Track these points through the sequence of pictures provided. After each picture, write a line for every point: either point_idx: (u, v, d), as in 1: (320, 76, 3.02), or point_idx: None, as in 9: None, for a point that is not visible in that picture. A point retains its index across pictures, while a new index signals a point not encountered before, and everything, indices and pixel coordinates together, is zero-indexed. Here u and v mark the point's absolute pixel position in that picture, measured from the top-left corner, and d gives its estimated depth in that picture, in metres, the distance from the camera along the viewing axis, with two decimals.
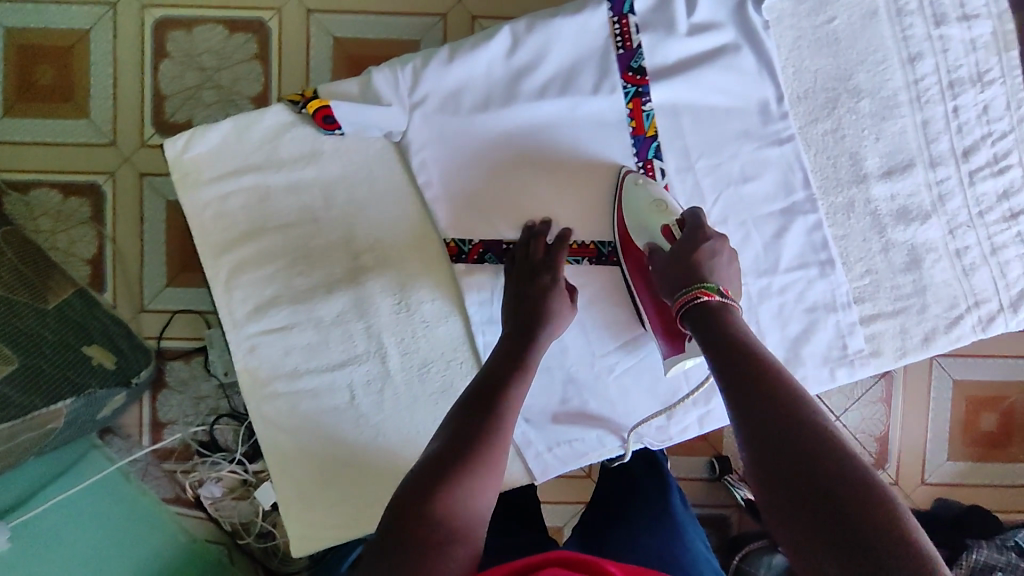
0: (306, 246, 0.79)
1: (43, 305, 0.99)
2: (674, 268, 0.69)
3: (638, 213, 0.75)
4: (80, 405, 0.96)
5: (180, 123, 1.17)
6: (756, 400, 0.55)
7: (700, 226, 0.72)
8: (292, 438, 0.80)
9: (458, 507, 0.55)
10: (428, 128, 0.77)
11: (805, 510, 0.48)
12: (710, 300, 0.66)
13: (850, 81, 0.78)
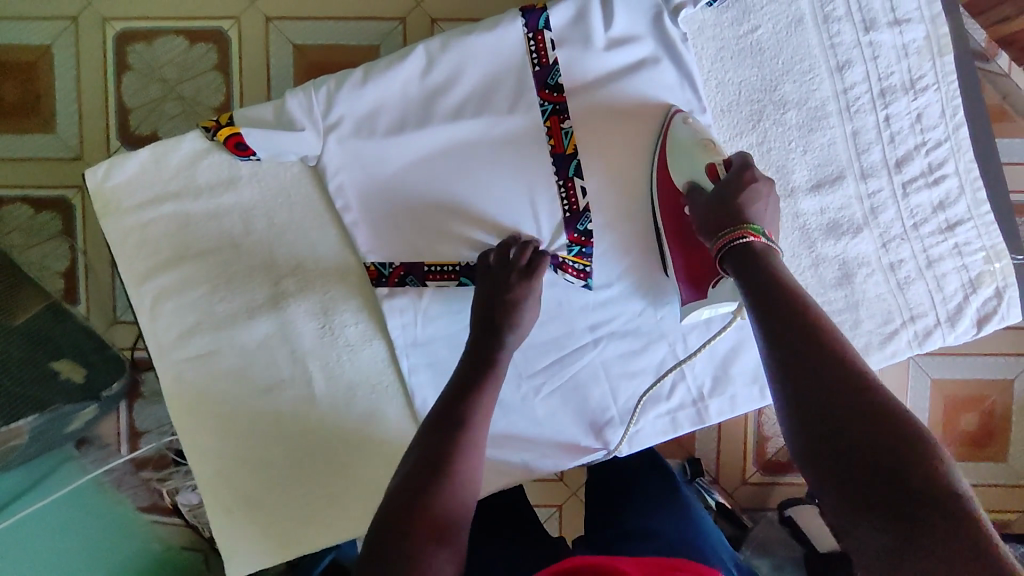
0: (225, 272, 0.79)
1: (10, 322, 0.98)
2: (718, 207, 0.66)
3: (684, 152, 0.72)
4: (45, 421, 0.95)
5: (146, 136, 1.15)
6: (790, 348, 0.53)
7: (748, 168, 0.68)
8: (220, 462, 0.80)
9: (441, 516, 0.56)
10: (344, 151, 0.76)
11: (838, 461, 0.47)
12: (756, 242, 0.62)
13: (775, 92, 0.76)
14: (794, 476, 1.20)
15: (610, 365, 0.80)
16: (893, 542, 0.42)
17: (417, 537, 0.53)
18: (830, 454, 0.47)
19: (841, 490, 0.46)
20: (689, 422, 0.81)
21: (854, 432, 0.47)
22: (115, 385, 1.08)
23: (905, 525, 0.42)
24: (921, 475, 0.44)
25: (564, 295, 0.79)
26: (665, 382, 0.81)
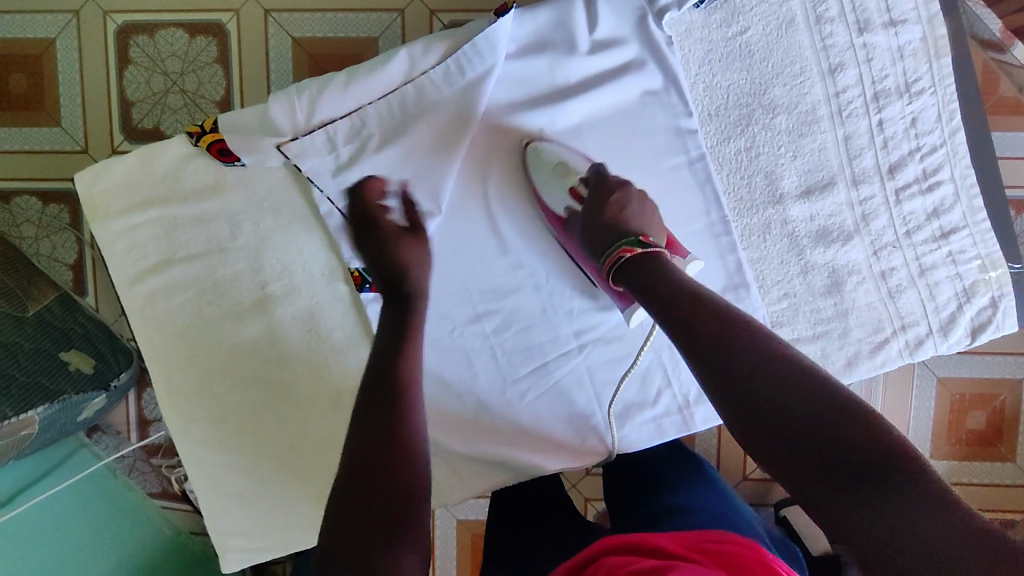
0: (212, 277, 0.79)
1: (23, 313, 1.04)
2: (598, 224, 0.69)
3: (547, 182, 0.74)
4: (55, 411, 1.00)
5: (148, 130, 1.16)
6: (715, 352, 0.57)
7: (604, 180, 0.71)
8: (209, 463, 0.80)
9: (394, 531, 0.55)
10: (327, 157, 0.75)
11: (790, 447, 0.52)
12: (633, 255, 0.65)
13: (765, 96, 0.75)
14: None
15: (595, 371, 0.80)
16: (858, 501, 0.48)
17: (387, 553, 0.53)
18: (779, 443, 0.52)
19: (800, 471, 0.51)
20: (675, 429, 0.80)
21: (793, 417, 0.52)
22: (122, 375, 1.15)
23: (865, 483, 0.49)
24: (859, 434, 0.51)
25: (548, 302, 0.79)
26: (651, 388, 0.80)
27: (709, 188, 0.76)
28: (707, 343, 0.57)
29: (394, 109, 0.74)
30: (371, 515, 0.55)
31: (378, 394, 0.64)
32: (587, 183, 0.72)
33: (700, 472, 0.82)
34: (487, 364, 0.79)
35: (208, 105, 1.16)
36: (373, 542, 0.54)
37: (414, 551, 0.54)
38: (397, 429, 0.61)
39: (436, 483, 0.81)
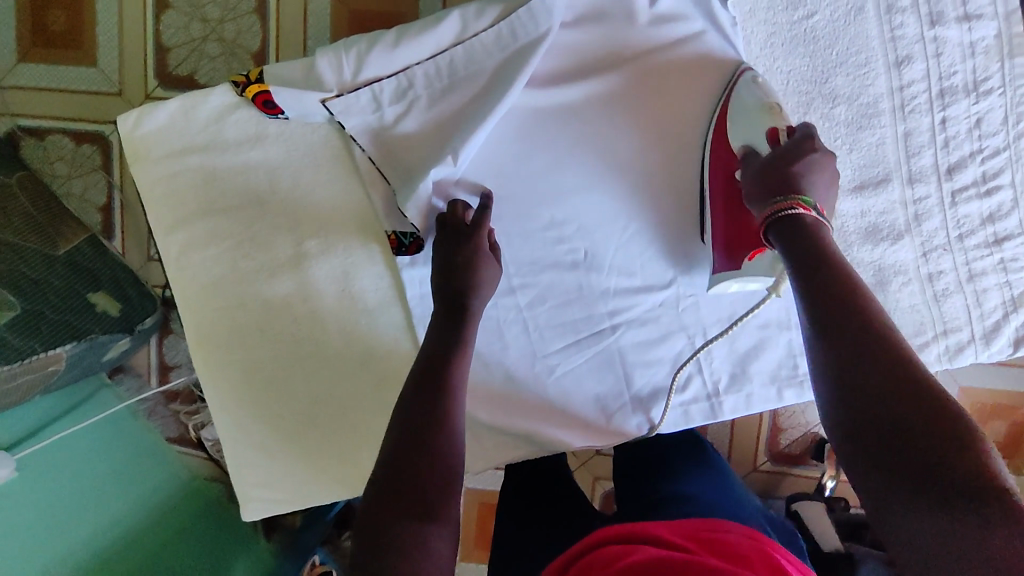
0: (250, 230, 0.79)
1: (54, 251, 1.06)
2: (778, 171, 0.61)
3: (742, 113, 0.68)
4: (82, 349, 1.03)
5: (184, 77, 1.16)
6: (842, 340, 0.54)
7: (810, 136, 0.62)
8: (234, 413, 0.81)
9: (417, 521, 0.56)
10: (371, 116, 0.74)
11: (880, 441, 0.50)
12: (806, 214, 0.59)
13: (826, 85, 0.73)
14: (806, 469, 1.19)
15: (626, 353, 0.79)
16: (928, 512, 0.47)
17: (407, 529, 0.56)
18: (876, 437, 0.51)
19: (884, 465, 0.50)
20: (701, 416, 0.80)
21: (902, 417, 0.50)
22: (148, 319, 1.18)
23: (943, 498, 0.47)
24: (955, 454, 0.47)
25: (585, 279, 0.78)
26: (681, 374, 0.80)
27: None
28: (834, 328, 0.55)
29: (442, 70, 0.73)
30: (406, 486, 0.58)
31: (425, 378, 0.65)
32: (790, 132, 0.63)
33: (707, 457, 0.85)
34: (518, 335, 0.79)
35: (245, 56, 1.14)
36: (403, 514, 0.57)
37: (440, 537, 0.56)
38: (450, 419, 0.63)
39: None
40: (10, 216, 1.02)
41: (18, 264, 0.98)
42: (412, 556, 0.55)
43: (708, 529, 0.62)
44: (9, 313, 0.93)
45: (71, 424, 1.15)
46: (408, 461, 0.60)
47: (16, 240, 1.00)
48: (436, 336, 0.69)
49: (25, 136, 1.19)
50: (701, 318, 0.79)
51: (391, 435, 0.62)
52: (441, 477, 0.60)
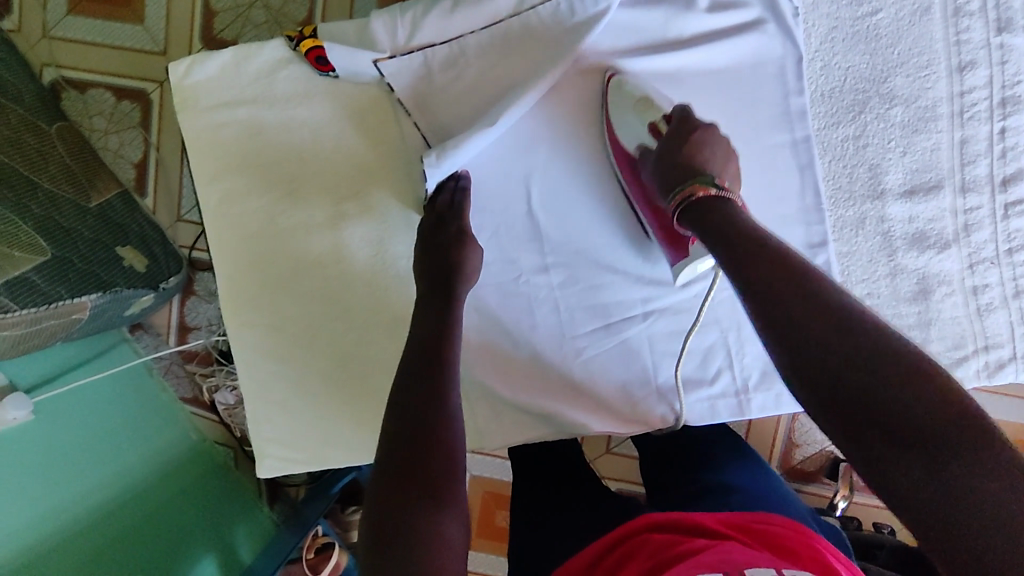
0: (289, 188, 0.79)
1: (87, 204, 1.09)
2: (678, 158, 0.65)
3: (621, 116, 0.71)
4: (107, 302, 1.03)
5: (230, 40, 1.24)
6: (782, 315, 0.54)
7: (690, 119, 0.67)
8: (259, 366, 0.81)
9: (427, 515, 0.54)
10: (420, 80, 0.74)
11: (848, 401, 0.49)
12: (704, 194, 0.63)
13: (884, 84, 0.71)
14: (817, 487, 1.18)
15: (655, 342, 0.78)
16: (919, 469, 0.45)
17: (417, 518, 0.53)
18: (846, 398, 0.49)
19: (861, 429, 0.48)
20: (728, 412, 0.78)
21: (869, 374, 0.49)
22: (171, 279, 1.21)
23: (924, 447, 0.46)
24: (929, 400, 0.47)
25: (619, 264, 0.78)
26: (710, 367, 0.79)
27: (808, 172, 0.72)
28: (767, 295, 0.55)
29: (497, 41, 0.73)
30: (411, 475, 0.55)
31: (424, 359, 0.64)
32: (670, 121, 0.68)
33: (740, 444, 0.83)
34: (548, 314, 0.78)
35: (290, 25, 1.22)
36: (410, 506, 0.54)
37: (455, 524, 0.54)
38: (445, 402, 0.60)
39: (477, 426, 0.80)
40: (47, 166, 1.05)
41: (51, 213, 1.00)
42: (425, 545, 0.52)
43: (750, 514, 0.63)
44: (38, 257, 0.93)
45: (93, 370, 1.16)
46: (407, 451, 0.57)
47: (52, 188, 1.03)
48: (426, 320, 0.68)
49: (68, 88, 1.25)
50: (735, 312, 0.78)
51: (390, 425, 0.60)
52: (448, 464, 0.57)
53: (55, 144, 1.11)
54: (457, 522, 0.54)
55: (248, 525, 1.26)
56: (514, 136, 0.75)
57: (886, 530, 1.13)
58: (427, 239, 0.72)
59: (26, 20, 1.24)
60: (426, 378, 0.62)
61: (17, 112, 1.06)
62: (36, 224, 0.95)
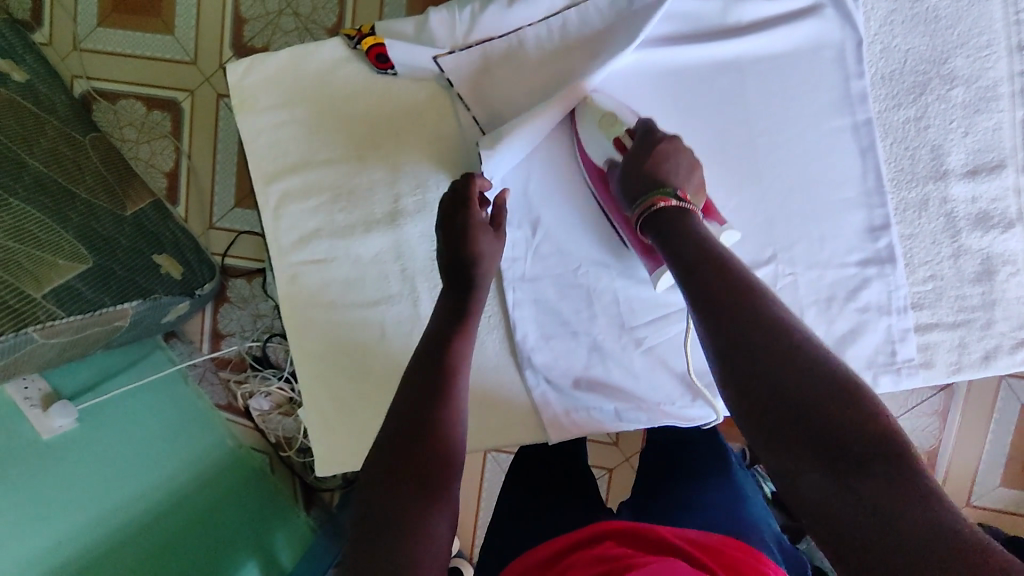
0: (348, 184, 0.79)
1: (123, 213, 1.10)
2: (637, 177, 0.66)
3: (593, 131, 0.72)
4: (146, 308, 1.03)
5: (259, 47, 1.23)
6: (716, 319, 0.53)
7: (653, 132, 0.68)
8: (319, 364, 0.81)
9: (413, 511, 0.52)
10: (478, 75, 0.74)
11: (782, 417, 0.47)
12: (666, 205, 0.62)
13: (945, 65, 0.72)
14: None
15: None
16: (841, 485, 0.44)
17: (408, 509, 0.52)
18: (778, 415, 0.48)
19: (786, 443, 0.47)
20: None
21: (803, 391, 0.47)
22: (206, 286, 1.20)
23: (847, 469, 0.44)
24: (857, 422, 0.45)
25: None
26: None
27: (870, 155, 0.72)
28: (713, 313, 0.53)
29: (555, 32, 0.73)
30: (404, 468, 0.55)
31: (440, 348, 0.62)
32: (633, 135, 0.69)
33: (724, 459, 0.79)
34: (609, 305, 0.79)
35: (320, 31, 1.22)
36: (402, 499, 0.53)
37: (444, 520, 0.53)
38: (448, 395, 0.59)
39: (541, 417, 0.81)
40: (84, 176, 1.07)
41: (91, 221, 1.01)
42: (413, 535, 0.51)
43: (728, 542, 0.61)
44: (82, 265, 0.94)
45: (131, 377, 1.16)
46: (403, 444, 0.56)
47: (88, 197, 1.04)
48: (443, 314, 0.66)
49: (100, 99, 1.27)
50: (798, 299, 0.74)
51: (391, 415, 0.58)
52: (443, 457, 0.56)
53: (89, 153, 1.13)
54: (446, 518, 0.53)
55: (287, 532, 1.21)
56: (575, 129, 0.76)
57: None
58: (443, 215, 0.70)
59: (57, 32, 1.26)
60: (431, 370, 0.61)
61: (54, 124, 1.08)
62: (78, 232, 0.97)
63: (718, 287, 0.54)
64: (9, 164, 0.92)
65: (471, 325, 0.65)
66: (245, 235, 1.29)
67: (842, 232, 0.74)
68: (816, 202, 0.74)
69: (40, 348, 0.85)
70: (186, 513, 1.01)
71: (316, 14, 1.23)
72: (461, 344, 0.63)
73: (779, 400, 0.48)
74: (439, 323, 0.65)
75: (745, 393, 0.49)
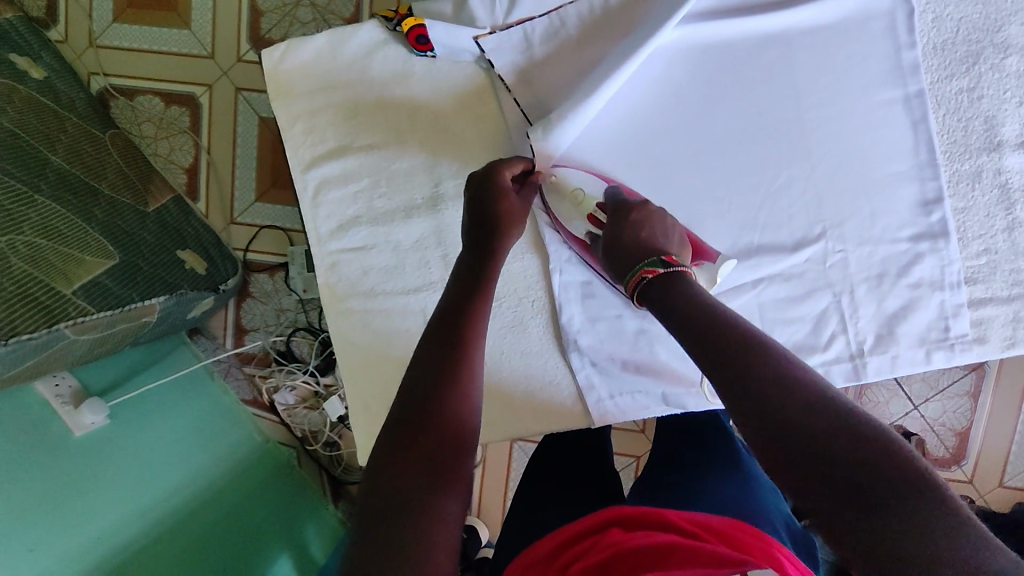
0: (388, 169, 0.79)
1: (145, 209, 1.09)
2: (622, 247, 0.66)
3: (563, 212, 0.74)
4: (172, 304, 1.02)
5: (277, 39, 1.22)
6: (723, 366, 0.50)
7: (622, 205, 0.69)
8: (361, 354, 0.80)
9: (422, 490, 0.50)
10: (520, 55, 0.74)
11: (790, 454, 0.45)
12: (654, 277, 0.62)
13: (998, 34, 0.72)
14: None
15: (765, 309, 0.75)
16: (863, 523, 0.41)
17: (420, 488, 0.51)
18: (790, 451, 0.45)
19: (823, 499, 0.43)
20: (844, 377, 0.74)
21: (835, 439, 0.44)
22: (230, 282, 1.19)
23: (893, 525, 0.41)
24: (894, 465, 0.42)
25: (730, 234, 0.74)
26: (824, 331, 0.74)
27: (922, 126, 0.72)
28: (720, 361, 0.51)
29: (596, 12, 0.73)
30: (415, 444, 0.53)
31: (462, 328, 0.61)
32: (605, 211, 0.71)
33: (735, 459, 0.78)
34: None
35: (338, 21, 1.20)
36: (416, 476, 0.51)
37: (457, 502, 0.51)
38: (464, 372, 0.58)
39: (588, 403, 0.80)
40: (105, 173, 1.06)
41: (114, 217, 1.00)
42: (422, 519, 0.49)
43: (736, 525, 0.61)
44: (108, 261, 0.93)
45: (155, 376, 1.13)
46: (416, 420, 0.55)
47: (111, 194, 1.04)
48: (453, 294, 0.65)
49: (118, 96, 1.26)
50: (849, 275, 0.74)
51: (402, 394, 0.57)
52: (456, 437, 0.54)
53: (111, 150, 1.12)
54: (459, 499, 0.51)
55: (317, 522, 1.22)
56: (625, 108, 0.74)
57: (966, 502, 1.11)
58: (471, 216, 0.70)
59: (72, 30, 1.25)
60: (441, 347, 0.60)
61: (74, 121, 1.07)
62: (103, 230, 0.96)
63: (725, 332, 0.52)
64: (32, 160, 0.91)
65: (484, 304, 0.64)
66: (268, 229, 1.28)
67: (894, 207, 0.73)
68: (861, 178, 0.73)
69: (72, 344, 0.84)
70: (220, 509, 1.01)
71: (334, 4, 1.21)
72: (477, 322, 0.62)
73: (811, 452, 0.44)
74: (451, 301, 0.64)
75: (763, 450, 0.46)
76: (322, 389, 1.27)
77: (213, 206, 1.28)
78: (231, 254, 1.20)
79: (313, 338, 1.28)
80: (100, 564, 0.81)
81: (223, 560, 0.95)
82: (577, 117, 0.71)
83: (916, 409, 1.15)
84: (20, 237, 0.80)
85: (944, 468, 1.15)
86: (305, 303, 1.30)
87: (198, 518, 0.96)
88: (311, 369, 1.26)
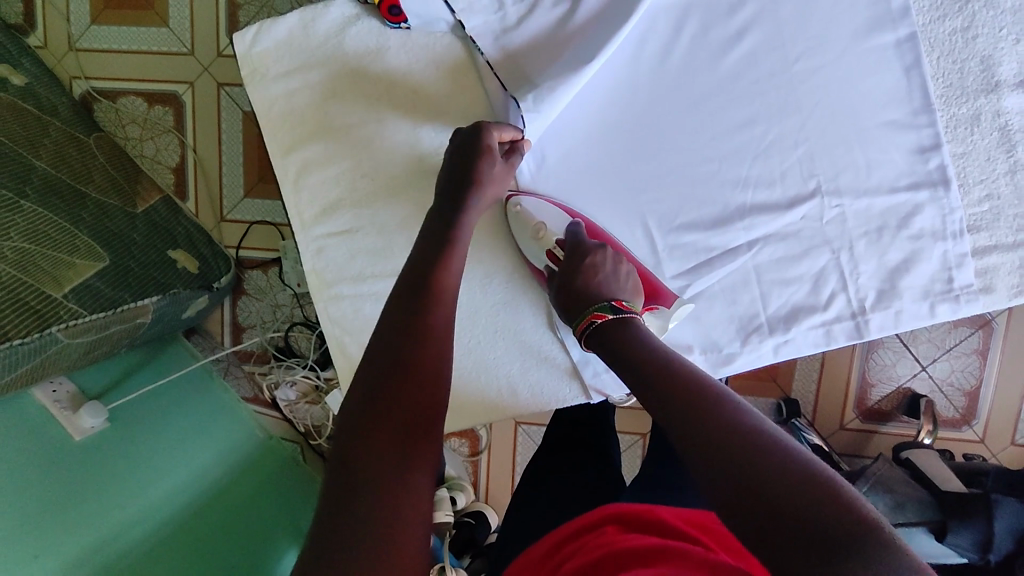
0: (367, 148, 0.76)
1: (133, 209, 1.08)
2: (574, 288, 0.71)
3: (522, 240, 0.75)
4: (166, 304, 1.00)
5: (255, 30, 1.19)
6: (671, 407, 0.54)
7: (577, 245, 0.72)
8: (358, 342, 0.79)
9: (387, 467, 0.49)
10: (493, 17, 0.72)
11: (743, 499, 0.46)
12: (604, 321, 0.67)
13: None
14: (897, 427, 1.14)
15: (762, 271, 0.73)
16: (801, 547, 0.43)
17: (386, 463, 0.50)
18: (730, 480, 0.48)
19: (758, 524, 0.45)
20: (846, 336, 0.73)
21: (770, 470, 0.47)
22: (222, 280, 1.17)
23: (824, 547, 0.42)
24: (826, 498, 0.44)
25: (719, 196, 0.73)
26: (823, 290, 0.73)
27: (917, 71, 0.69)
28: (669, 401, 0.55)
29: None
30: (385, 419, 0.52)
31: (441, 306, 0.60)
32: (562, 247, 0.73)
33: None
34: (642, 240, 0.75)
35: None
36: (384, 453, 0.50)
37: (425, 475, 0.50)
38: (439, 341, 0.57)
39: (588, 378, 0.78)
40: (91, 176, 1.04)
41: (102, 220, 0.98)
42: (391, 496, 0.48)
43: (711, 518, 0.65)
44: (99, 264, 0.92)
45: (152, 378, 1.12)
46: (387, 390, 0.53)
47: (98, 196, 1.02)
48: (417, 261, 0.63)
49: (100, 98, 1.24)
50: (847, 231, 0.72)
51: (372, 361, 0.56)
52: (420, 411, 0.53)
53: (94, 152, 1.10)
54: (427, 476, 0.50)
55: None
56: (608, 67, 0.72)
57: (977, 460, 1.09)
58: (449, 171, 0.69)
59: (49, 33, 1.23)
60: (410, 315, 0.58)
61: (56, 126, 1.06)
62: (92, 233, 0.94)
63: (679, 380, 0.56)
64: (15, 165, 0.89)
65: (448, 279, 0.62)
66: (257, 225, 1.26)
67: (893, 158, 0.71)
68: (857, 130, 0.71)
69: (64, 350, 0.82)
70: (225, 507, 1.00)
71: None
72: (449, 298, 0.61)
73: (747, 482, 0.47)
74: (417, 261, 0.63)
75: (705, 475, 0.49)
76: (323, 383, 1.24)
77: (202, 204, 1.26)
78: (222, 251, 1.18)
79: (310, 332, 1.26)
80: (108, 566, 0.80)
81: (233, 556, 0.95)
82: (569, 87, 0.69)
83: (924, 370, 1.12)
84: (6, 243, 0.78)
85: (954, 428, 1.13)
86: (301, 298, 1.27)
87: (203, 517, 0.95)
88: (311, 364, 1.23)
